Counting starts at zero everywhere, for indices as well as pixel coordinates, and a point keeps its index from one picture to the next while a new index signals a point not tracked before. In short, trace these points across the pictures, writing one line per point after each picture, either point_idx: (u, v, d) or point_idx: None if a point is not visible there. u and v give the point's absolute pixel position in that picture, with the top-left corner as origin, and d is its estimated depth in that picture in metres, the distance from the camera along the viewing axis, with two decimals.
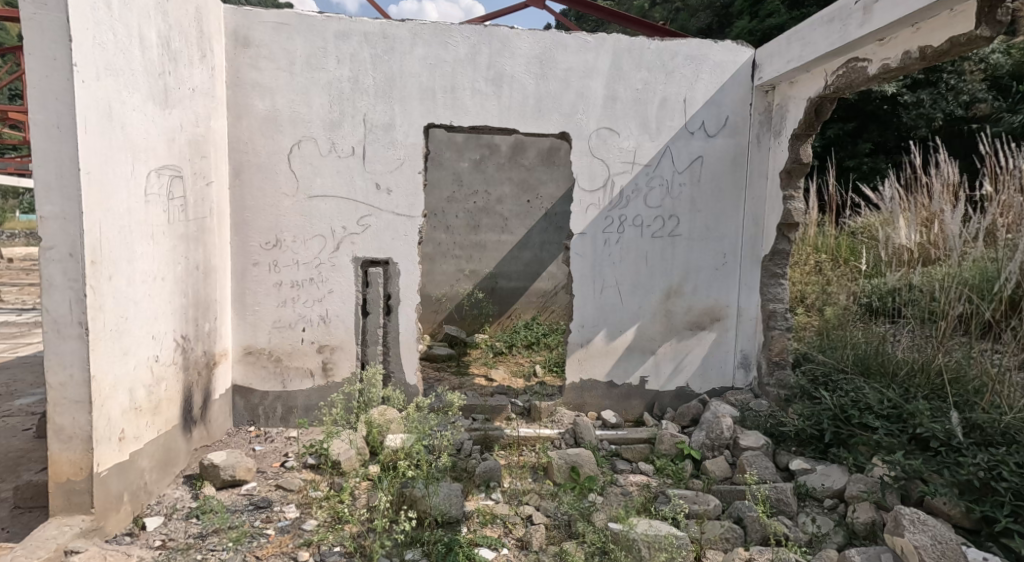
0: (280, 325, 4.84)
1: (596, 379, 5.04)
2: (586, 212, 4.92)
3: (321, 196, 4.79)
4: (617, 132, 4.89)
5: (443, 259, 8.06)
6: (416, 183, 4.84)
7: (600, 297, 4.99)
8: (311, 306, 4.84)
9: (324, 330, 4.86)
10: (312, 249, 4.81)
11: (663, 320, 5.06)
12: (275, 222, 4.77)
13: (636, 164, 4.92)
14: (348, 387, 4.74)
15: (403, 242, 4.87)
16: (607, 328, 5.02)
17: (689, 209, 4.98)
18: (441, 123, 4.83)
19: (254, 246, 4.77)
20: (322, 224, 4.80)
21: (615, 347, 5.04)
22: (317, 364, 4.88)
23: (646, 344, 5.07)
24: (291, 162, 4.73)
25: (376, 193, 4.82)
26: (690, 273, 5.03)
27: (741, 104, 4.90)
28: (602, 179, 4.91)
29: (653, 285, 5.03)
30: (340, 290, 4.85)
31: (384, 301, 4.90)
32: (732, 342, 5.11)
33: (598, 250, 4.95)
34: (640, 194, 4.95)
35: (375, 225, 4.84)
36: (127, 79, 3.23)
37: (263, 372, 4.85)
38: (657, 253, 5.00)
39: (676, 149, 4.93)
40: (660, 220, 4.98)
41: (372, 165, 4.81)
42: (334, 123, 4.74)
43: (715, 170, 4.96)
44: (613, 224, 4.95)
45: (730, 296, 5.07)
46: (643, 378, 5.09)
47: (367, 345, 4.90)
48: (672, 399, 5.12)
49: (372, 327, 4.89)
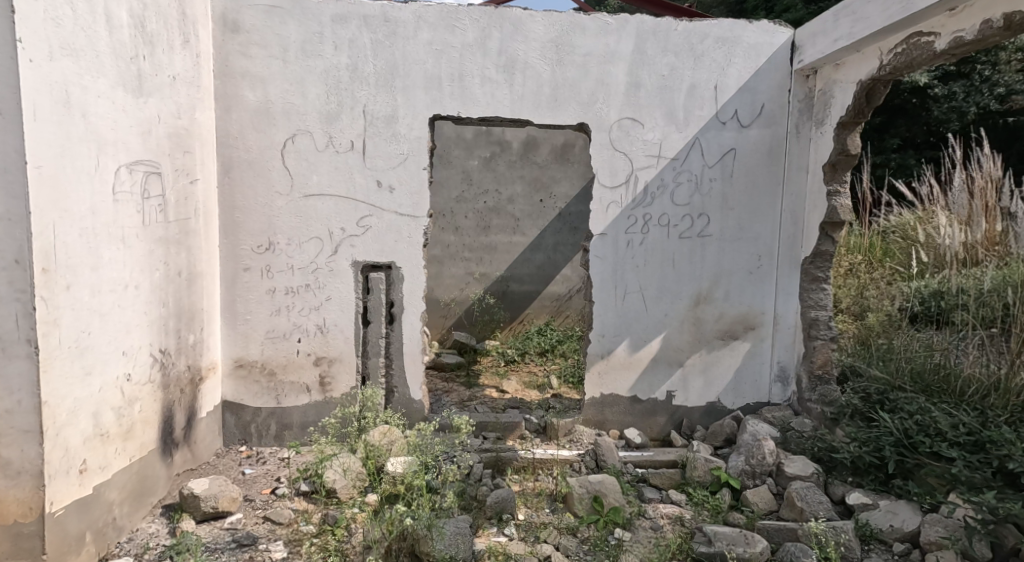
0: (273, 335, 4.45)
1: (618, 394, 4.62)
2: (606, 211, 4.50)
3: (318, 195, 4.39)
4: (640, 122, 4.46)
5: (451, 262, 7.65)
6: (421, 180, 4.44)
7: (622, 304, 4.57)
8: (308, 314, 4.45)
9: (322, 340, 4.47)
10: (308, 253, 4.41)
11: (691, 330, 4.63)
12: (268, 224, 4.37)
13: (661, 158, 4.49)
14: (344, 412, 4.37)
15: (408, 246, 4.47)
16: (630, 338, 4.59)
17: (720, 208, 4.54)
18: (447, 115, 4.42)
19: (244, 249, 4.38)
20: (319, 225, 4.41)
21: (638, 359, 4.62)
22: (313, 378, 4.49)
23: (673, 356, 4.64)
24: (285, 158, 4.34)
25: (378, 192, 4.42)
26: (721, 278, 4.59)
27: (779, 91, 4.43)
28: (625, 175, 4.48)
29: (680, 292, 4.59)
30: (341, 298, 4.46)
31: (387, 309, 4.50)
32: (768, 354, 4.64)
33: (620, 253, 4.52)
34: (666, 191, 4.52)
35: (376, 227, 4.45)
36: (91, 62, 2.83)
37: (256, 388, 4.46)
38: (684, 256, 4.57)
39: (706, 141, 4.48)
40: (688, 220, 4.54)
41: (373, 161, 4.40)
42: (331, 115, 4.34)
43: (749, 165, 4.50)
44: (635, 224, 4.51)
45: (766, 302, 4.61)
46: (669, 393, 4.66)
47: (368, 356, 4.50)
48: (701, 416, 4.68)
49: (374, 337, 4.49)
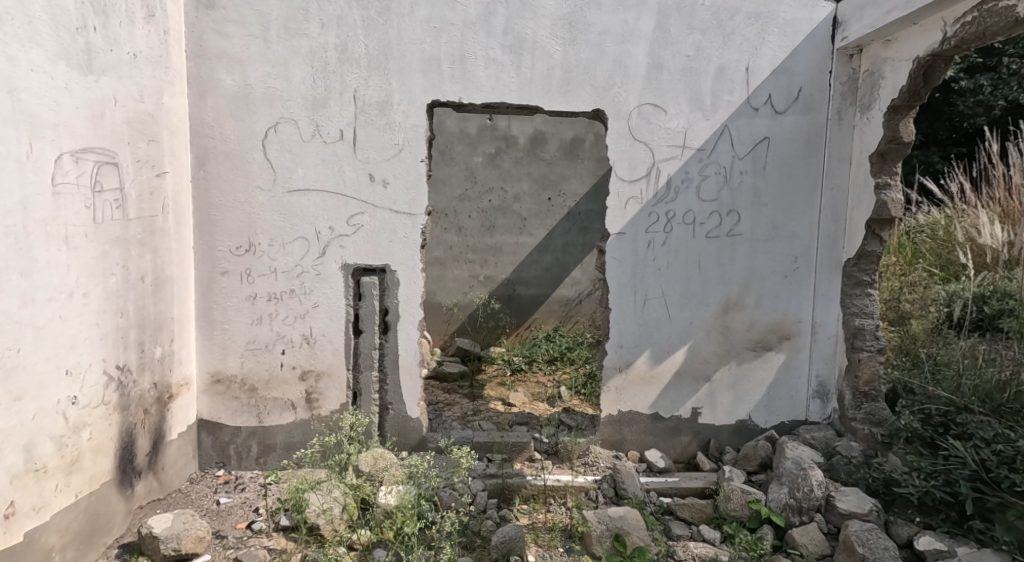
0: (254, 347, 3.99)
1: (638, 411, 4.18)
2: (624, 209, 4.06)
3: (304, 191, 3.94)
4: (663, 109, 4.01)
5: (455, 264, 7.20)
6: (418, 173, 3.98)
7: (642, 311, 4.13)
8: (293, 323, 4.00)
9: (308, 352, 4.02)
10: (292, 256, 3.96)
11: (719, 340, 4.17)
12: (247, 223, 3.91)
13: (686, 149, 4.04)
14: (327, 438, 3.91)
15: (404, 247, 4.02)
16: (652, 349, 4.15)
17: (751, 204, 4.07)
18: (447, 101, 3.96)
19: (222, 251, 3.92)
20: (305, 224, 3.96)
21: (660, 373, 4.18)
22: (299, 394, 4.04)
23: (699, 369, 4.19)
24: (266, 149, 3.88)
25: (370, 186, 3.97)
26: (753, 282, 4.13)
27: (818, 73, 3.96)
28: (645, 168, 4.04)
29: (706, 297, 4.15)
30: (330, 305, 4.01)
31: (380, 317, 4.05)
32: (805, 367, 4.16)
33: (639, 255, 4.08)
34: (692, 185, 4.06)
35: (368, 226, 4.00)
36: (19, 29, 2.40)
37: (235, 405, 4.00)
38: (711, 258, 4.12)
39: (736, 129, 4.02)
40: (715, 217, 4.09)
41: (365, 152, 3.95)
42: (318, 101, 3.89)
43: (784, 155, 4.03)
44: (657, 222, 4.07)
45: (803, 309, 4.13)
46: (695, 410, 4.21)
47: (360, 370, 4.06)
48: (730, 436, 4.23)
49: (366, 348, 4.05)
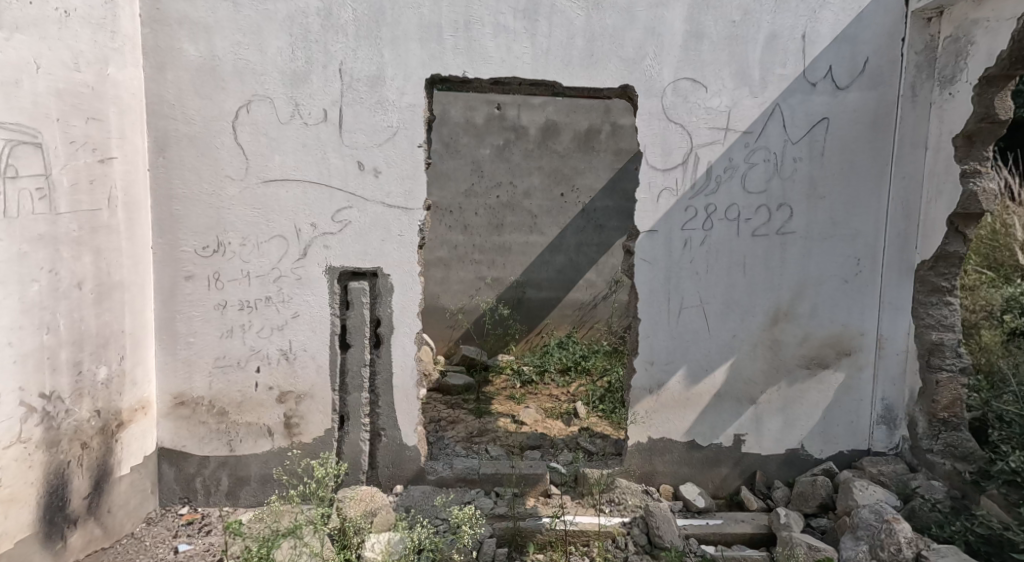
0: (224, 363, 3.41)
1: (671, 439, 3.63)
2: (656, 203, 3.50)
3: (280, 180, 3.35)
4: (703, 84, 3.42)
5: (460, 265, 6.61)
6: (415, 161, 3.41)
7: (677, 322, 3.58)
8: (269, 337, 3.43)
9: (287, 370, 3.46)
10: (269, 257, 3.39)
11: (767, 356, 3.59)
12: (215, 219, 3.32)
13: (730, 132, 3.45)
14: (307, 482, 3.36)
15: (398, 247, 3.46)
16: (688, 365, 3.60)
17: (806, 197, 3.49)
18: (451, 75, 3.37)
19: (185, 251, 3.33)
20: (283, 220, 3.38)
21: (698, 394, 3.62)
22: (277, 419, 3.47)
23: (744, 389, 3.61)
24: (236, 131, 3.28)
25: (359, 176, 3.40)
26: (807, 288, 3.54)
27: (889, 41, 3.35)
28: (682, 155, 3.47)
29: (752, 306, 3.57)
30: (313, 315, 3.45)
31: (372, 329, 3.51)
32: (867, 388, 3.57)
33: (674, 256, 3.53)
34: (736, 174, 3.48)
35: (358, 222, 3.43)
36: None
37: (202, 432, 3.41)
38: (758, 260, 3.54)
39: (789, 108, 3.42)
40: (763, 212, 3.51)
41: (353, 136, 3.37)
42: (297, 76, 3.29)
43: (846, 139, 3.43)
44: (695, 219, 3.51)
45: (866, 320, 3.54)
46: (738, 437, 3.63)
47: (348, 390, 3.51)
48: (779, 467, 3.64)
49: (355, 364, 3.50)
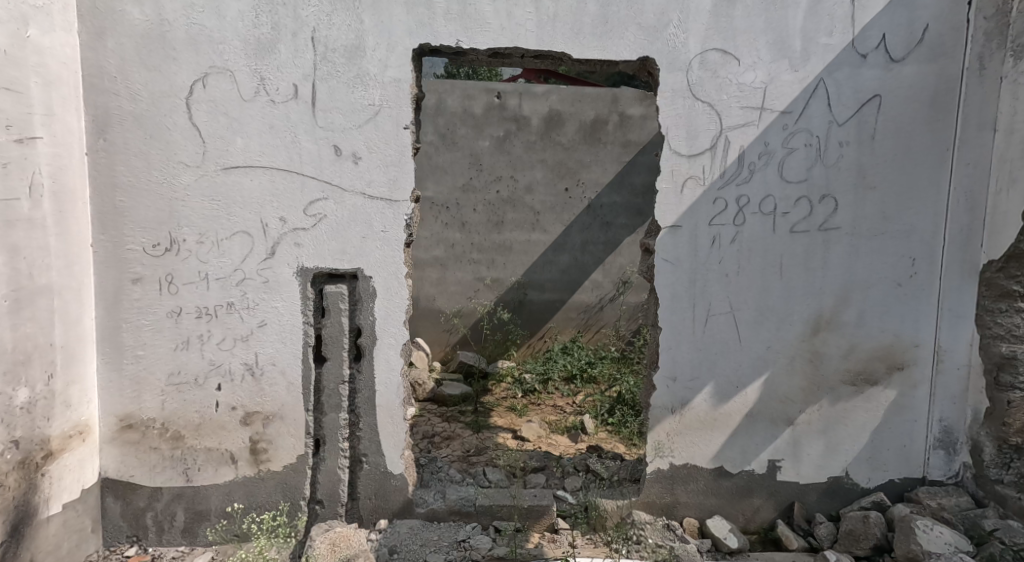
0: (179, 381, 2.93)
1: (696, 466, 3.18)
2: (680, 196, 3.04)
3: (244, 168, 2.88)
4: (735, 56, 2.94)
5: (457, 265, 6.13)
6: (401, 145, 2.95)
7: (703, 331, 3.13)
8: (231, 349, 2.96)
9: (253, 388, 2.99)
10: (231, 257, 2.92)
11: (806, 371, 3.13)
12: (167, 212, 2.85)
13: (766, 112, 2.98)
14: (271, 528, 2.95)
15: (381, 246, 3.00)
16: (715, 381, 3.15)
17: (854, 187, 3.01)
18: (441, 45, 2.90)
19: (132, 250, 2.85)
20: (247, 213, 2.91)
21: (726, 414, 3.17)
22: (241, 444, 3.00)
23: (780, 409, 3.15)
24: (191, 110, 2.81)
25: (335, 162, 2.93)
26: (854, 293, 3.07)
27: (951, 5, 2.88)
28: (710, 139, 3.00)
29: (789, 314, 3.10)
30: (284, 324, 2.99)
31: (352, 340, 3.05)
32: (922, 408, 3.11)
33: (700, 255, 3.08)
34: (773, 161, 3.01)
35: (335, 216, 2.96)
36: None
37: (153, 460, 2.94)
38: (797, 261, 3.07)
39: (835, 84, 2.95)
40: (804, 205, 3.04)
41: (328, 116, 2.90)
42: (262, 45, 2.82)
43: (901, 120, 2.96)
44: (724, 213, 3.05)
45: (922, 329, 3.07)
46: (773, 464, 3.17)
47: (324, 410, 3.05)
48: (820, 498, 3.18)
49: (332, 381, 3.04)
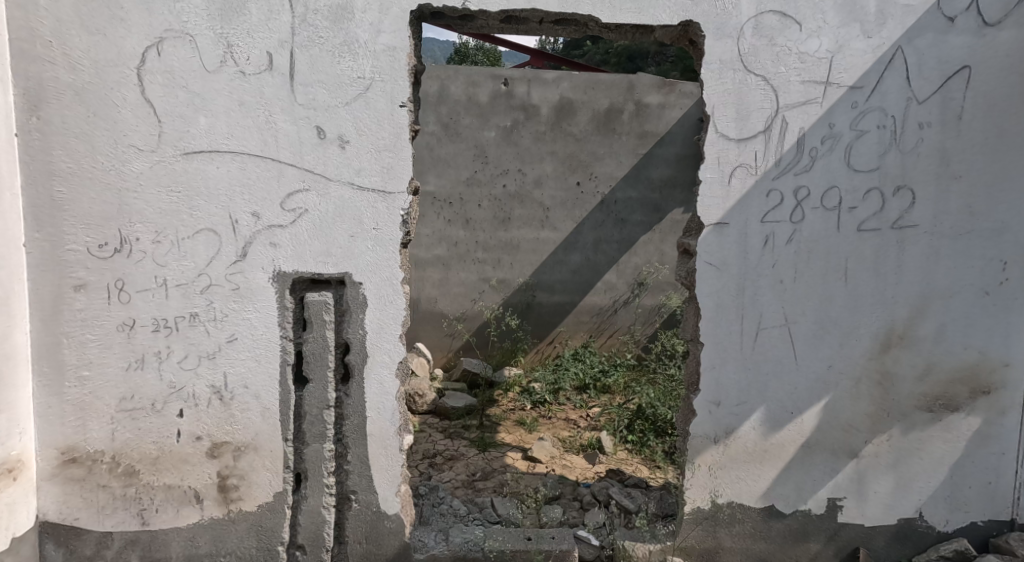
0: (132, 407, 2.47)
1: (743, 505, 2.72)
2: (727, 187, 2.58)
3: (208, 152, 2.41)
4: (796, 21, 2.47)
5: (461, 265, 5.64)
6: (397, 126, 2.48)
7: (752, 347, 2.67)
8: (195, 369, 2.49)
9: (221, 415, 2.52)
10: (193, 259, 2.45)
11: (874, 394, 2.66)
12: (116, 206, 2.38)
13: (831, 88, 2.50)
14: None
15: (373, 246, 2.53)
16: (766, 405, 2.69)
17: (935, 177, 2.54)
18: (445, 6, 2.42)
19: (75, 251, 2.38)
20: (212, 207, 2.44)
21: (780, 444, 2.70)
22: (207, 481, 2.53)
23: (842, 438, 2.68)
24: (143, 83, 2.34)
25: (319, 147, 2.46)
26: (933, 302, 2.60)
27: None
28: (764, 120, 2.53)
29: (855, 327, 2.64)
30: (257, 339, 2.52)
31: (339, 357, 2.59)
32: (1011, 439, 2.64)
33: (750, 257, 2.63)
34: (839, 145, 2.54)
35: (318, 211, 2.50)
36: None
37: (103, 500, 2.49)
38: (865, 265, 2.60)
39: (916, 54, 2.47)
40: (874, 199, 2.57)
41: (310, 91, 2.42)
42: (229, 5, 2.35)
43: (994, 97, 2.48)
44: (779, 208, 2.60)
45: (1013, 347, 2.60)
46: (834, 503, 2.71)
47: (305, 440, 2.58)
48: (889, 543, 2.72)
49: (315, 406, 2.57)
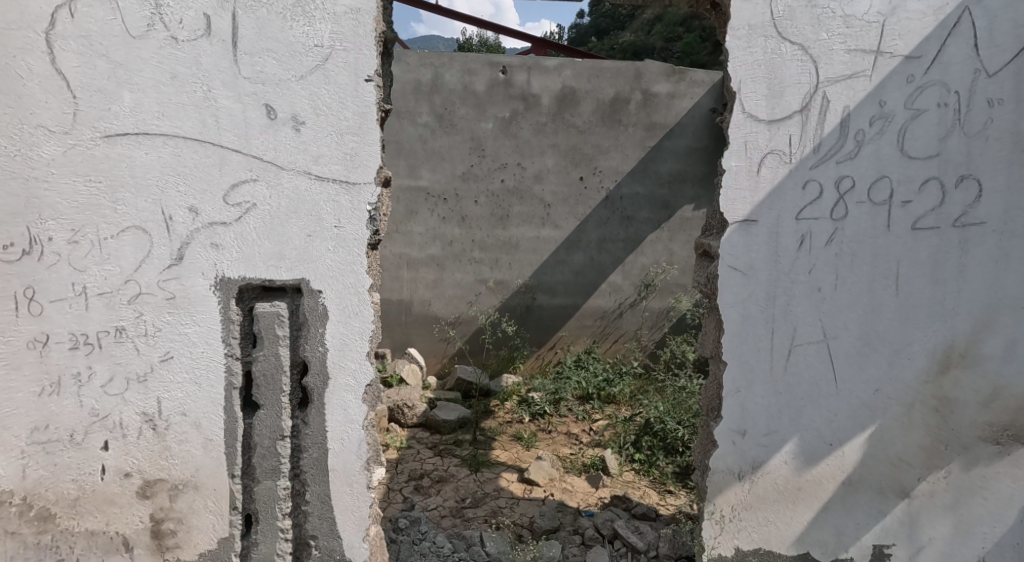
0: (46, 440, 2.07)
1: (772, 552, 2.34)
2: (756, 178, 2.19)
3: (134, 135, 2.00)
4: None
5: (456, 265, 5.11)
6: (362, 105, 2.08)
7: (785, 365, 2.27)
8: (122, 393, 2.10)
9: (154, 448, 2.13)
10: (119, 263, 2.05)
11: (930, 423, 2.25)
12: (23, 199, 1.98)
13: (881, 58, 2.10)
14: None
15: (334, 248, 2.13)
16: (801, 435, 2.29)
17: (1007, 165, 2.12)
18: None
19: None
20: (139, 200, 2.03)
21: (816, 482, 2.30)
22: (138, 526, 2.15)
23: (891, 475, 2.27)
24: (55, 51, 1.94)
25: (268, 129, 2.06)
26: (1002, 315, 2.18)
27: None
28: (800, 98, 2.14)
29: (907, 343, 2.23)
30: (197, 358, 2.12)
31: (296, 379, 2.19)
32: None
33: (784, 260, 2.23)
34: (891, 126, 2.14)
35: (269, 205, 2.09)
36: None
37: (13, 549, 2.09)
38: (920, 269, 2.19)
39: (985, 17, 2.06)
40: (932, 191, 2.16)
41: (256, 61, 2.02)
42: None
43: None
44: (817, 203, 2.19)
45: None
46: (880, 551, 2.30)
47: (255, 477, 2.18)
48: None
49: (266, 437, 2.17)
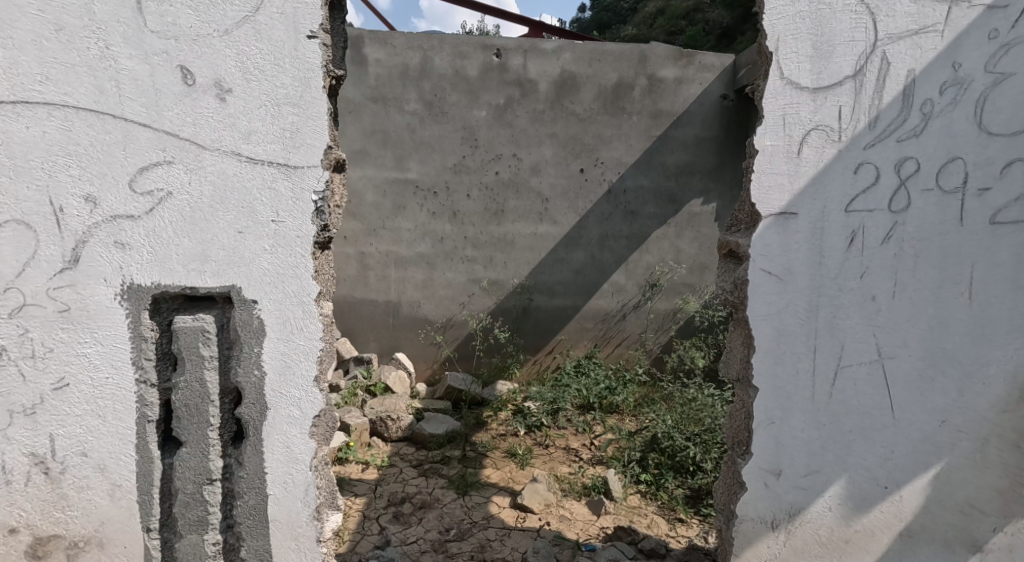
0: None
1: None
2: (795, 160, 1.78)
3: (11, 105, 1.58)
4: None
5: (447, 264, 4.66)
6: (304, 69, 1.65)
7: (831, 391, 1.85)
8: (7, 428, 1.69)
9: (49, 497, 1.72)
10: None
11: (1011, 463, 1.81)
12: None
13: (956, 10, 1.69)
14: None
15: (271, 247, 1.71)
16: (849, 476, 1.87)
17: None
18: None
19: None
20: (19, 186, 1.61)
21: (867, 533, 1.89)
22: None
23: (961, 525, 1.85)
24: None
25: (183, 97, 1.63)
26: None
27: None
28: (854, 60, 1.73)
29: (983, 364, 1.80)
30: (100, 386, 1.70)
31: (227, 410, 1.77)
32: None
33: (830, 262, 1.81)
34: (967, 95, 1.71)
35: (186, 194, 1.67)
36: None
37: None
38: (1000, 273, 1.76)
39: None
40: (1018, 175, 1.73)
41: (166, 10, 1.60)
42: None
43: None
44: (873, 191, 1.77)
45: None
46: None
47: (176, 531, 1.77)
48: None
49: (188, 484, 1.75)
